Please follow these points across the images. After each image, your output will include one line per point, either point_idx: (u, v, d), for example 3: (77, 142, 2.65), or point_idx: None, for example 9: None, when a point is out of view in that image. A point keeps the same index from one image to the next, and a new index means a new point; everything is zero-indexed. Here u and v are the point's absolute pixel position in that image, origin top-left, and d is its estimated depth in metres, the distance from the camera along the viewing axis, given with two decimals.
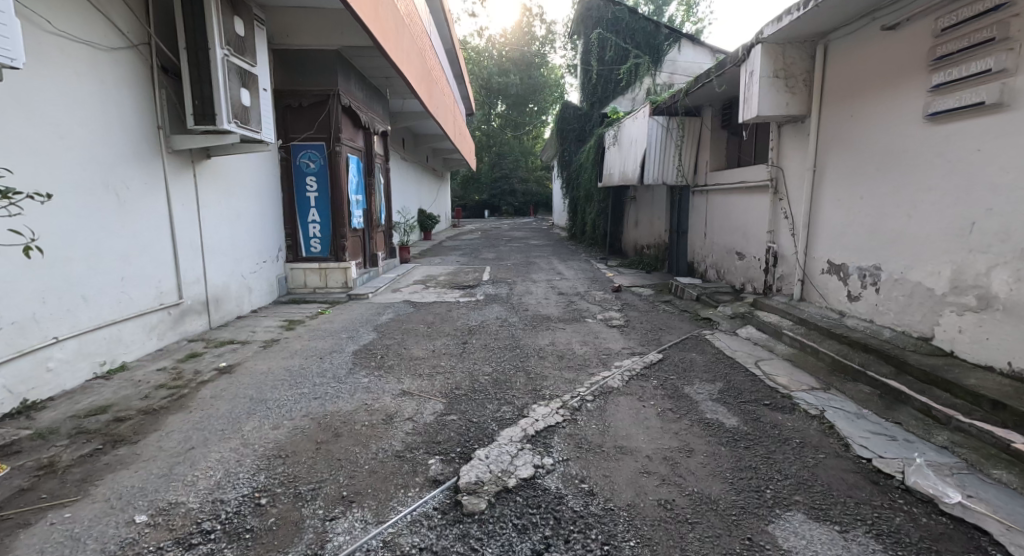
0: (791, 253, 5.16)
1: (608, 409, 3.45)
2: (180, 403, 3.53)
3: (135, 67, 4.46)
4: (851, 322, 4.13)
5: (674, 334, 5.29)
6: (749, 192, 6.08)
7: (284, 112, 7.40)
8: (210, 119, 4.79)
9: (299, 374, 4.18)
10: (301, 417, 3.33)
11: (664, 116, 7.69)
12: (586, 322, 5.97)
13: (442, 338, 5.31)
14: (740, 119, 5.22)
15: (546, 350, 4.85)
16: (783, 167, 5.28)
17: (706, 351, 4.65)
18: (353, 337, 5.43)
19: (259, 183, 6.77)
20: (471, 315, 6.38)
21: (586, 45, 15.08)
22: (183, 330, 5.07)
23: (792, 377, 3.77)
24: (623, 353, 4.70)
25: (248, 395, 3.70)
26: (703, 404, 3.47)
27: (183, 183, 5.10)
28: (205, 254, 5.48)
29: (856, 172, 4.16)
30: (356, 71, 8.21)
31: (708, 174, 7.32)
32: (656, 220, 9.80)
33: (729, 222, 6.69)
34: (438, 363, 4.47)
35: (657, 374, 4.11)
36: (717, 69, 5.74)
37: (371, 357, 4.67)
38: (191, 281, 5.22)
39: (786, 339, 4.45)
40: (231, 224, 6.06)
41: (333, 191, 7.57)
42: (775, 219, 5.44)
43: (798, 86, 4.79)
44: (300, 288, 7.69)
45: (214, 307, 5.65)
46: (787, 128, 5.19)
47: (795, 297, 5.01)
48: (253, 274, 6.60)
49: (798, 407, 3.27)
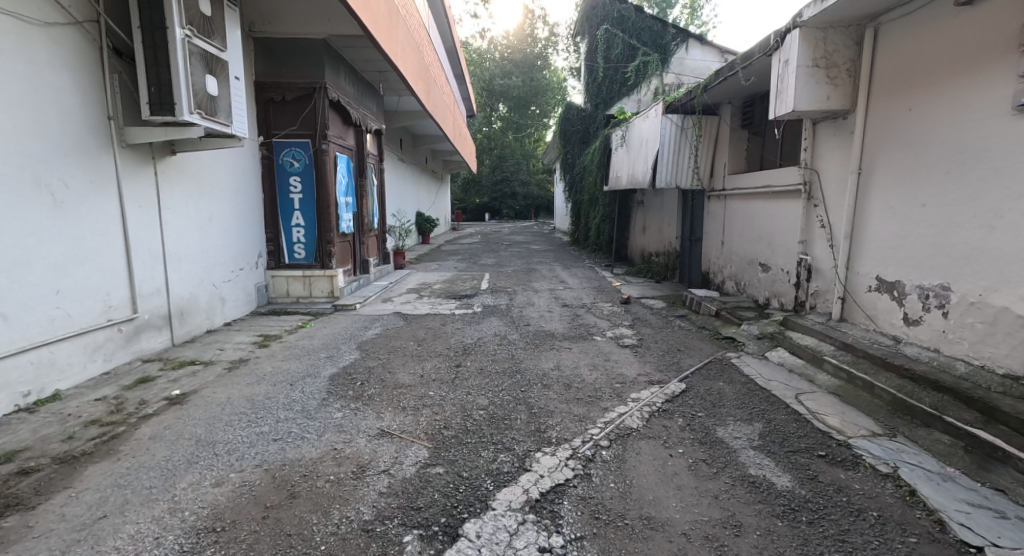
0: (828, 267, 4.55)
1: (627, 460, 2.85)
2: (109, 447, 2.92)
3: (77, 46, 3.86)
4: (910, 351, 3.51)
5: (695, 358, 4.67)
6: (776, 197, 5.47)
7: (266, 106, 6.79)
8: (168, 108, 4.18)
9: (262, 406, 3.57)
10: (252, 469, 2.72)
11: (678, 115, 7.11)
12: (594, 341, 5.36)
13: (432, 360, 4.68)
14: (771, 116, 4.65)
15: (551, 376, 4.23)
16: (819, 169, 4.68)
17: (735, 380, 4.03)
18: (333, 357, 4.82)
19: (235, 183, 6.15)
20: (467, 331, 5.76)
21: (592, 43, 14.40)
22: (138, 349, 4.46)
23: (846, 418, 3.16)
24: (639, 381, 4.07)
25: (194, 436, 3.08)
26: (743, 454, 2.85)
27: (139, 182, 4.50)
28: (167, 262, 4.86)
29: (916, 176, 3.57)
30: (346, 64, 7.61)
31: (727, 177, 6.72)
32: (666, 226, 9.23)
33: (752, 230, 6.09)
34: (425, 394, 3.84)
35: (682, 411, 3.49)
36: (744, 60, 5.11)
37: (349, 384, 4.06)
38: (150, 292, 4.61)
39: (829, 369, 3.84)
40: (201, 229, 5.46)
41: (319, 192, 6.98)
42: (808, 228, 4.83)
43: (841, 77, 4.19)
44: (282, 297, 7.08)
45: (179, 321, 5.04)
46: (824, 125, 4.60)
47: (834, 318, 4.39)
48: (227, 283, 6.00)
49: (863, 462, 2.65)
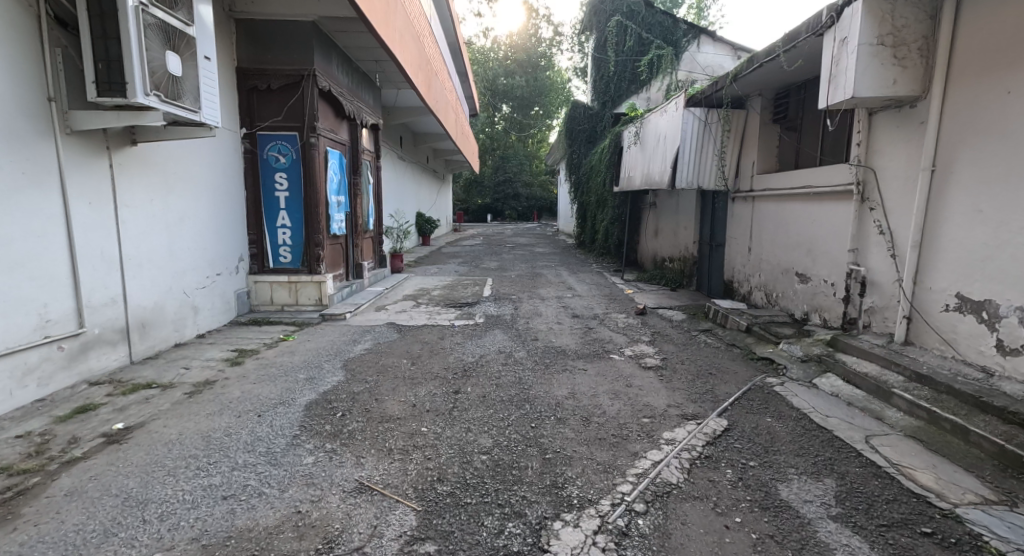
0: (888, 280, 3.92)
1: (674, 535, 2.22)
2: (7, 509, 2.29)
3: (6, 13, 3.25)
4: (1010, 389, 2.91)
5: (731, 384, 4.03)
6: (818, 198, 4.83)
7: (249, 94, 6.16)
8: (118, 89, 3.55)
9: (217, 447, 2.93)
10: (186, 547, 2.10)
11: (702, 109, 6.49)
12: (612, 360, 4.71)
13: (427, 384, 4.05)
14: (821, 105, 4.02)
15: (565, 408, 3.59)
16: (876, 166, 4.04)
17: (785, 416, 3.38)
18: (313, 379, 4.18)
19: (211, 179, 5.54)
20: (467, 347, 5.12)
21: (600, 37, 13.63)
22: (84, 370, 3.84)
23: (941, 476, 2.53)
24: (671, 416, 3.44)
25: (122, 492, 2.45)
26: (821, 527, 2.22)
27: (89, 176, 3.88)
28: (126, 267, 4.26)
29: (1018, 173, 2.96)
30: (339, 51, 7.00)
31: (756, 177, 6.10)
32: (681, 229, 8.62)
33: (786, 235, 5.46)
34: (416, 430, 3.21)
35: (730, 458, 2.85)
36: (787, 43, 4.49)
37: (326, 416, 3.43)
38: (102, 303, 4.00)
39: (901, 405, 3.21)
40: (169, 230, 4.85)
41: (307, 190, 6.36)
42: (861, 234, 4.21)
43: (910, 56, 3.55)
44: (265, 305, 6.47)
45: (140, 335, 4.43)
46: (883, 115, 3.97)
47: (897, 341, 3.76)
48: (201, 290, 5.38)
49: (987, 547, 2.05)
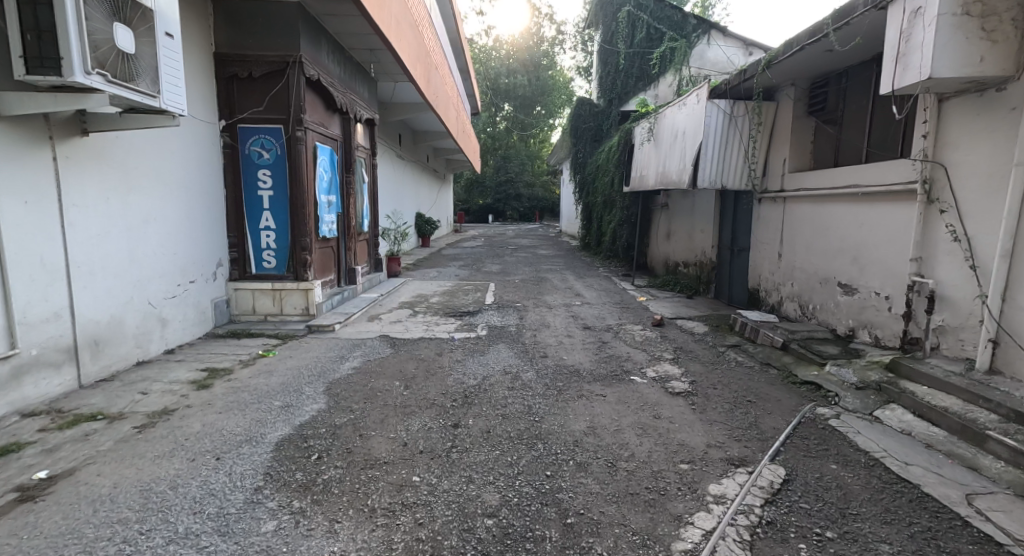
0: (964, 296, 3.33)
1: None
2: None
3: None
4: None
5: (777, 416, 3.42)
6: (869, 199, 4.24)
7: (229, 83, 5.59)
8: (52, 65, 2.97)
9: (153, 508, 2.34)
10: None
11: (727, 101, 5.92)
12: (633, 384, 4.11)
13: (421, 415, 3.45)
14: (883, 89, 3.44)
15: (585, 448, 3.00)
16: (948, 161, 3.45)
17: (853, 462, 2.79)
18: (289, 407, 3.58)
19: (182, 174, 4.94)
20: (468, 366, 4.52)
21: (607, 33, 13.24)
22: (16, 399, 3.27)
23: None
24: (714, 461, 2.85)
25: None
26: None
27: (22, 170, 3.30)
28: (74, 277, 3.67)
29: None
30: (330, 38, 6.43)
31: (787, 175, 5.52)
32: (697, 232, 8.03)
33: (826, 240, 4.87)
34: (405, 482, 2.61)
35: (800, 526, 2.25)
36: (837, 21, 3.91)
37: (298, 458, 2.84)
38: (42, 319, 3.42)
39: (1001, 453, 2.63)
40: (130, 233, 4.25)
41: (292, 188, 5.77)
42: (927, 240, 3.61)
43: (1001, 28, 2.96)
44: (245, 315, 5.89)
45: (91, 355, 3.84)
46: (959, 100, 3.38)
47: (979, 369, 3.18)
48: (171, 300, 4.79)
49: None
